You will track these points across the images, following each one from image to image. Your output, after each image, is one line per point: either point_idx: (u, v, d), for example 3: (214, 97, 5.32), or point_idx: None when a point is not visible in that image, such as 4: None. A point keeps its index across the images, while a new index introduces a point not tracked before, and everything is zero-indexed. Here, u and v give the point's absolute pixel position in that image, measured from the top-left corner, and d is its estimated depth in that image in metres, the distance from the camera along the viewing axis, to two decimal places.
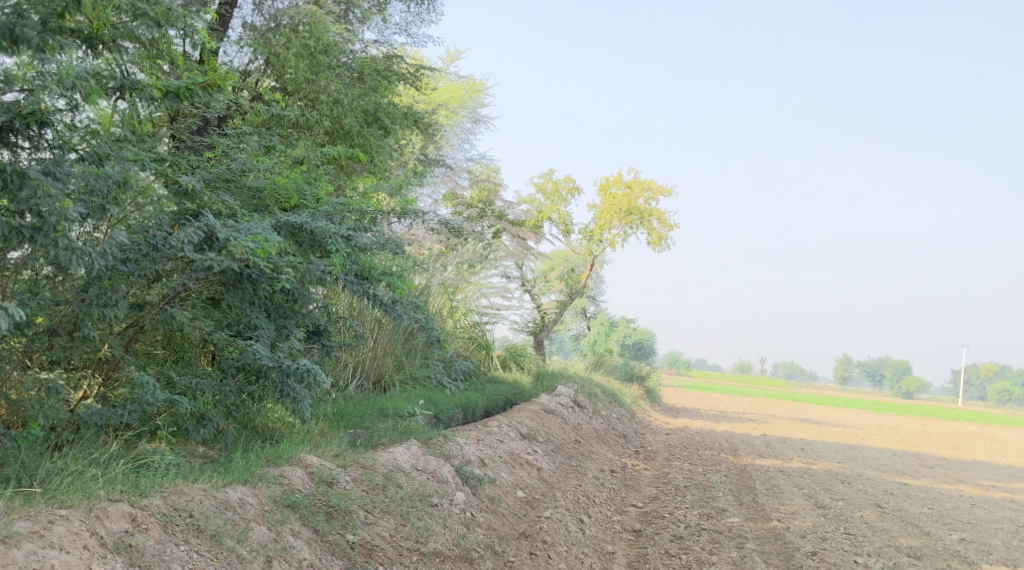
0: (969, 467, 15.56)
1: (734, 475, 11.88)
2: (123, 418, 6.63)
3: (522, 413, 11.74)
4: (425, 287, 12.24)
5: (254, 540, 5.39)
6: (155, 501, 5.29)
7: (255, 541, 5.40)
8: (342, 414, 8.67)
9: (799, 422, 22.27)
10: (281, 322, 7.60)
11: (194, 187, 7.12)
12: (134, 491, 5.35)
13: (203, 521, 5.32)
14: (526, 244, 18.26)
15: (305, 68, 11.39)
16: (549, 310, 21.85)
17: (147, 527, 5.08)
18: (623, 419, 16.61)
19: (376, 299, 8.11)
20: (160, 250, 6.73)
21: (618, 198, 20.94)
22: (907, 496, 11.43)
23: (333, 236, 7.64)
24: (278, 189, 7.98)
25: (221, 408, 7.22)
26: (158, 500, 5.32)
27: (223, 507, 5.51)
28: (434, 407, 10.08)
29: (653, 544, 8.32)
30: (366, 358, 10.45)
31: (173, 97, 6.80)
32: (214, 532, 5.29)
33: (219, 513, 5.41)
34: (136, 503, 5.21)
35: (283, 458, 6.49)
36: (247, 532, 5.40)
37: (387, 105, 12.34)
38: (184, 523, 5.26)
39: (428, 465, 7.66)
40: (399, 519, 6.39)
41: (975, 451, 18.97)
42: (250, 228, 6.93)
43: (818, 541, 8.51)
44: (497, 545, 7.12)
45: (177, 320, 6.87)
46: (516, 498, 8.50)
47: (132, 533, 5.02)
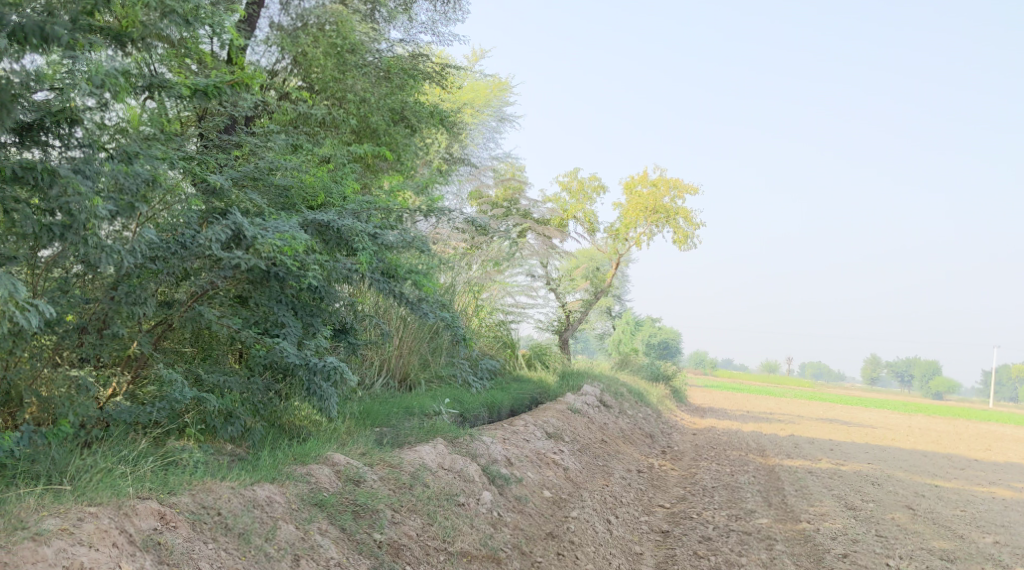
0: (1002, 469, 15.35)
1: (762, 476, 11.79)
2: (152, 416, 6.65)
3: (548, 412, 11.70)
4: (451, 286, 12.22)
5: (282, 539, 5.39)
6: (184, 499, 5.30)
7: (283, 540, 5.39)
8: (367, 412, 8.66)
9: (828, 422, 22.07)
10: (308, 320, 7.60)
11: (222, 186, 7.14)
12: (163, 489, 5.37)
13: (231, 519, 5.32)
14: (552, 243, 18.20)
15: (333, 67, 11.41)
16: (574, 308, 21.80)
17: (176, 525, 5.09)
18: (649, 419, 16.53)
19: (402, 297, 8.10)
20: (188, 249, 6.77)
21: (644, 198, 20.85)
22: (940, 498, 11.29)
23: (360, 234, 7.64)
24: (305, 187, 7.99)
25: (249, 406, 7.23)
26: (186, 498, 5.33)
27: (250, 505, 5.51)
28: (460, 406, 10.06)
29: (681, 545, 8.26)
30: (391, 356, 10.46)
31: (202, 95, 6.79)
32: (242, 531, 5.29)
33: (247, 512, 5.41)
34: (164, 501, 5.23)
35: (310, 456, 6.49)
36: (275, 531, 5.39)
37: (413, 104, 12.29)
38: (212, 521, 5.26)
39: (454, 464, 7.64)
40: (427, 518, 6.38)
41: (1009, 453, 18.71)
42: (278, 226, 6.94)
43: (849, 543, 8.42)
44: (524, 545, 7.08)
45: (206, 318, 6.89)
46: (543, 498, 8.47)
47: (160, 530, 5.02)
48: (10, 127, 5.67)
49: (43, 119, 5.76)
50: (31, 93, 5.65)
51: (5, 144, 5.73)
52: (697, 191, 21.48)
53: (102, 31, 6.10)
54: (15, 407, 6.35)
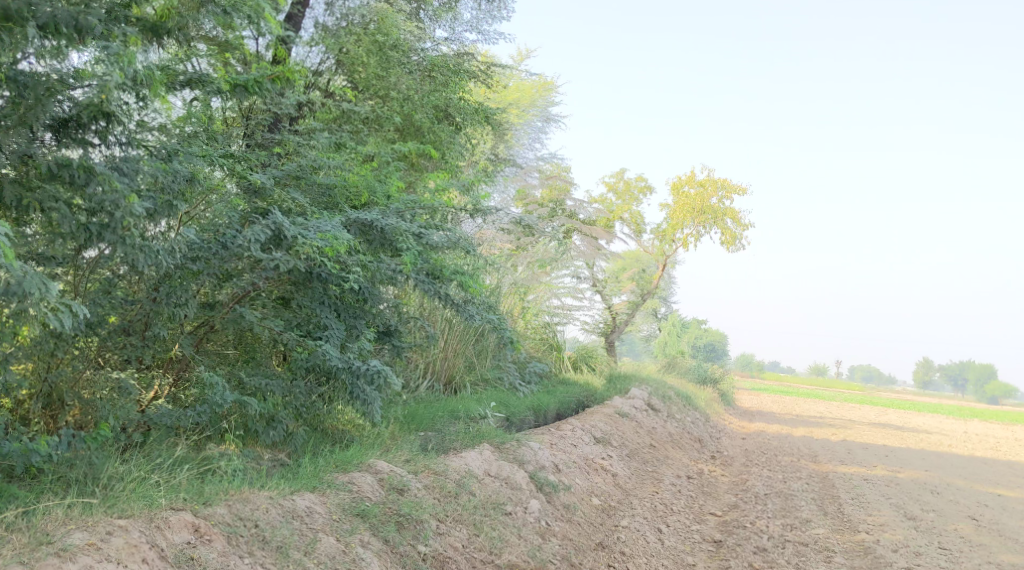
0: None
1: (816, 482, 11.41)
2: (192, 419, 6.49)
3: (594, 416, 11.44)
4: (496, 288, 12.00)
5: (322, 552, 5.18)
6: (219, 510, 5.13)
7: (323, 553, 5.19)
8: (412, 417, 8.48)
9: (883, 427, 21.53)
10: (351, 322, 7.43)
11: (263, 184, 6.99)
12: (198, 499, 5.20)
13: (269, 531, 5.14)
14: (598, 244, 17.92)
15: (376, 65, 11.25)
16: (620, 310, 21.50)
17: (210, 539, 4.91)
18: (697, 423, 16.20)
19: (447, 298, 7.89)
20: (228, 249, 6.58)
21: (691, 198, 20.49)
22: (1004, 508, 10.84)
23: (403, 233, 7.46)
24: (348, 186, 7.82)
25: (292, 410, 7.07)
26: (222, 509, 5.16)
27: (289, 517, 5.34)
28: (505, 410, 9.84)
29: (735, 556, 7.96)
30: (436, 359, 10.27)
31: (242, 90, 6.54)
32: (280, 544, 5.10)
33: (285, 524, 5.23)
34: (199, 513, 5.07)
35: (352, 463, 6.28)
36: (315, 544, 5.20)
37: (458, 100, 12.02)
38: (248, 534, 5.08)
39: (501, 471, 7.44)
40: (473, 529, 6.16)
41: None
42: (320, 225, 6.78)
43: (912, 557, 8.06)
44: (574, 557, 6.84)
45: (247, 320, 6.74)
46: (592, 506, 8.22)
47: (194, 544, 4.85)
48: (47, 122, 5.56)
49: (80, 114, 5.59)
50: (69, 90, 5.55)
51: (45, 142, 5.61)
52: (745, 191, 21.07)
53: (138, 21, 5.94)
54: (57, 409, 6.24)
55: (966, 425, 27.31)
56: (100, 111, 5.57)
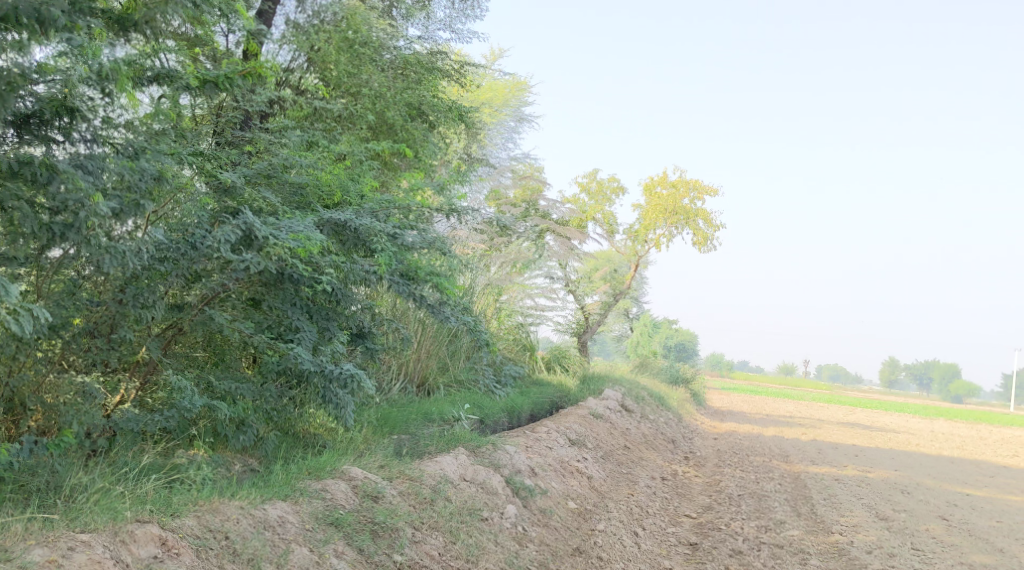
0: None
1: (789, 483, 11.36)
2: (160, 424, 6.33)
3: (569, 417, 11.34)
4: (471, 289, 11.86)
5: (295, 564, 5.05)
6: (188, 522, 4.97)
7: (297, 565, 5.05)
8: (386, 420, 8.34)
9: (853, 427, 21.57)
10: (324, 324, 7.29)
11: (234, 183, 6.85)
12: (166, 511, 5.03)
13: (239, 543, 4.99)
14: (571, 245, 17.83)
15: (346, 62, 11.06)
16: (593, 310, 21.43)
17: (178, 552, 4.76)
18: (671, 424, 16.15)
19: (422, 300, 7.76)
20: (198, 249, 6.43)
21: (663, 198, 20.45)
22: (974, 508, 10.84)
23: (378, 234, 7.34)
24: (321, 185, 7.66)
25: (262, 414, 6.92)
26: (191, 520, 5.00)
27: (261, 527, 5.18)
28: (480, 412, 9.72)
29: (712, 559, 7.89)
30: (410, 360, 10.11)
31: (212, 87, 6.39)
32: (251, 556, 4.95)
33: (257, 535, 5.08)
34: (167, 525, 4.91)
35: (325, 470, 6.11)
36: (287, 555, 5.05)
37: (431, 98, 11.87)
38: (218, 547, 4.92)
39: (477, 476, 7.31)
40: (449, 536, 6.02)
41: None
42: (292, 225, 6.63)
43: (886, 558, 8.02)
44: (551, 563, 6.75)
45: (217, 322, 6.59)
46: (568, 509, 8.11)
47: (161, 558, 4.70)
48: (9, 119, 5.38)
49: (43, 110, 5.46)
50: (31, 85, 5.39)
51: (7, 140, 5.45)
52: (717, 192, 21.06)
53: (104, 14, 5.84)
54: (19, 415, 6.04)
55: (932, 423, 27.45)
56: (63, 106, 5.48)
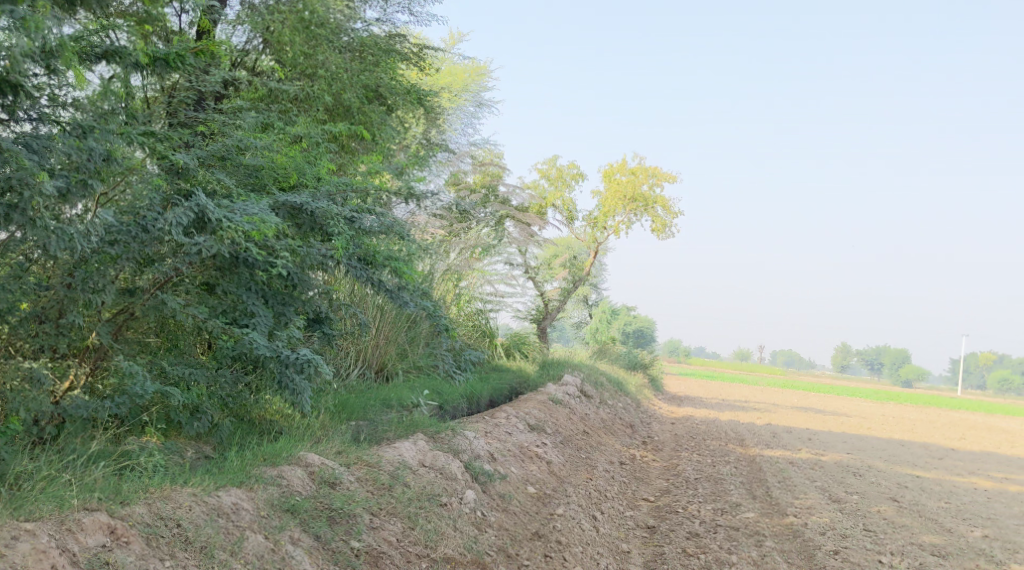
0: (978, 457, 15.12)
1: (745, 467, 11.43)
2: (111, 411, 6.20)
3: (529, 403, 11.31)
4: (429, 274, 11.79)
5: (250, 552, 4.97)
6: (139, 510, 4.86)
7: (251, 552, 4.97)
8: (343, 405, 8.25)
9: (807, 411, 21.82)
10: (280, 310, 7.18)
11: (187, 165, 6.71)
12: (115, 498, 4.92)
13: (192, 531, 4.89)
14: (530, 230, 17.77)
15: (302, 42, 10.85)
16: (552, 297, 21.43)
17: (128, 541, 4.67)
18: (629, 409, 16.20)
19: (380, 285, 7.67)
20: (149, 232, 6.29)
21: (623, 185, 20.46)
22: (924, 490, 10.98)
23: (335, 217, 7.24)
24: (276, 168, 7.57)
25: (217, 400, 6.82)
26: (141, 508, 4.89)
27: (214, 514, 5.08)
28: (439, 398, 9.65)
29: (669, 542, 7.92)
30: (368, 346, 9.99)
31: (162, 64, 6.24)
32: (204, 545, 4.86)
33: (210, 522, 4.98)
34: (116, 513, 4.80)
35: (281, 456, 6.00)
36: (242, 543, 4.97)
37: (389, 81, 11.76)
38: (169, 535, 4.83)
39: (436, 461, 7.26)
40: (407, 522, 5.95)
41: (981, 441, 18.38)
42: (246, 208, 6.51)
43: (839, 539, 8.09)
44: (510, 548, 6.75)
45: (169, 307, 6.45)
46: (527, 494, 8.09)
47: (110, 547, 4.60)
48: None
49: None
50: None
51: None
52: (676, 178, 21.12)
53: None
54: None
55: (884, 407, 27.86)
56: (7, 81, 5.40)
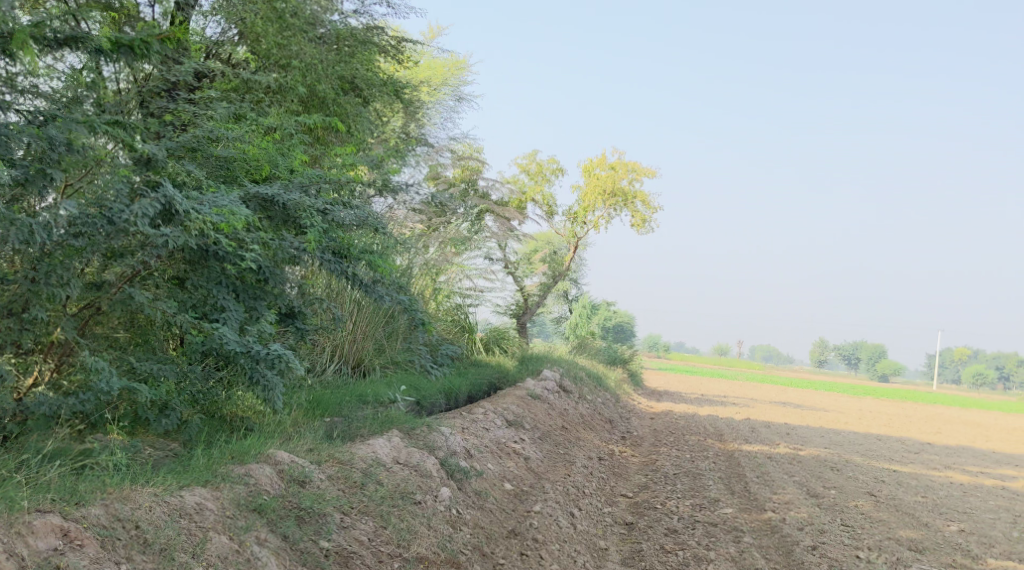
0: (954, 452, 15.14)
1: (723, 461, 11.37)
2: (76, 408, 6.05)
3: (507, 398, 11.19)
4: (406, 268, 11.66)
5: (212, 553, 4.86)
6: (95, 511, 4.73)
7: (214, 554, 4.87)
8: (318, 402, 8.13)
9: (784, 406, 21.83)
10: (251, 304, 7.04)
11: (156, 155, 6.55)
12: (70, 499, 4.79)
13: (151, 533, 4.77)
14: (509, 225, 17.64)
15: (275, 32, 10.69)
16: (532, 292, 21.33)
17: (81, 544, 4.55)
18: (609, 404, 16.13)
19: (355, 279, 7.56)
20: (115, 224, 6.05)
21: (603, 180, 20.36)
22: (901, 484, 10.95)
23: (307, 209, 7.14)
24: (248, 159, 7.48)
25: (187, 397, 6.68)
26: (98, 509, 4.76)
27: (176, 515, 4.95)
28: (416, 393, 9.53)
29: (647, 539, 7.84)
30: (344, 342, 9.85)
31: (127, 51, 6.00)
32: (163, 547, 4.75)
33: (171, 523, 4.85)
34: (70, 515, 4.67)
35: (250, 455, 5.84)
36: (204, 544, 4.86)
37: (364, 72, 11.61)
38: (126, 537, 4.71)
39: (411, 458, 7.15)
40: (379, 521, 5.83)
41: (957, 435, 18.42)
42: (216, 199, 6.36)
43: (817, 535, 8.02)
44: (485, 547, 6.65)
45: (136, 301, 6.32)
46: (504, 491, 7.98)
47: (62, 551, 4.49)
48: None
49: None
50: None
51: None
52: (655, 173, 21.06)
53: None
54: None
55: (861, 402, 27.92)
56: None
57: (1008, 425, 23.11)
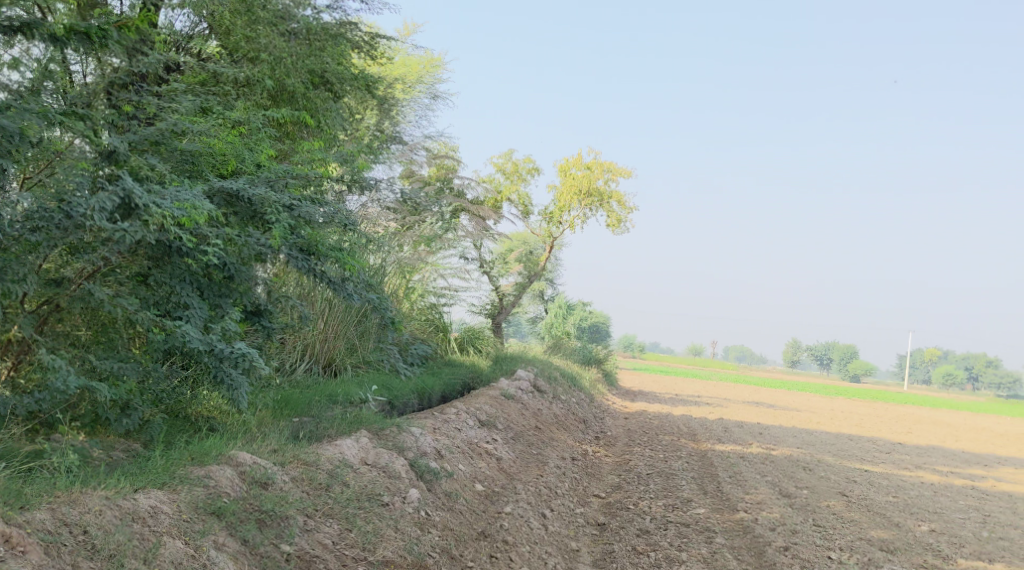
0: (924, 451, 15.16)
1: (696, 461, 11.32)
2: (31, 407, 5.90)
3: (479, 398, 11.07)
4: (379, 267, 11.52)
5: (166, 559, 4.78)
6: (40, 516, 4.66)
7: (167, 559, 4.79)
8: (286, 401, 8.00)
9: (757, 406, 21.84)
10: (215, 302, 6.92)
11: (117, 148, 6.40)
12: (14, 504, 4.70)
13: (99, 538, 4.70)
14: (484, 225, 17.53)
15: (243, 25, 10.54)
16: (507, 292, 21.23)
17: (24, 551, 4.48)
18: (583, 404, 16.05)
19: (323, 276, 7.42)
20: (72, 218, 5.93)
21: (578, 180, 20.28)
22: (872, 484, 10.95)
23: (273, 205, 7.00)
24: (214, 154, 7.34)
25: (149, 396, 6.53)
26: (44, 514, 4.69)
27: (128, 519, 4.87)
28: (387, 393, 9.41)
29: (619, 539, 7.76)
30: (315, 341, 9.70)
31: (84, 40, 5.86)
32: (113, 553, 4.68)
33: (121, 528, 4.78)
34: (13, 520, 4.58)
35: (210, 456, 5.70)
36: (157, 550, 4.78)
37: (335, 66, 11.47)
38: (72, 543, 4.63)
39: (379, 459, 7.05)
40: (345, 524, 5.72)
41: (928, 435, 18.47)
42: (178, 194, 6.21)
43: (789, 535, 7.97)
44: (453, 549, 6.55)
45: (96, 298, 6.16)
46: (474, 492, 7.87)
47: (4, 558, 4.41)
48: None
49: None
50: None
51: None
52: (631, 173, 21.00)
53: None
54: None
55: (834, 402, 27.97)
56: None
57: (979, 426, 23.21)
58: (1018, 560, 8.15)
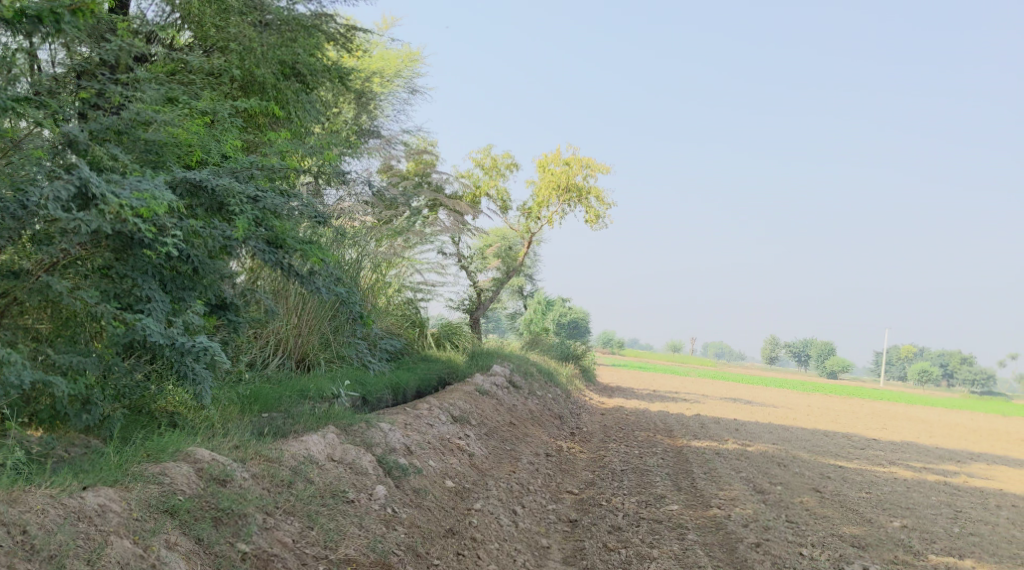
0: (900, 448, 15.14)
1: (671, 458, 11.26)
2: None
3: (454, 394, 10.96)
4: (354, 261, 11.37)
5: (111, 559, 4.70)
6: None
7: (113, 560, 4.71)
8: (256, 395, 7.88)
9: (734, 402, 21.77)
10: (179, 295, 6.78)
11: (76, 136, 6.29)
12: None
13: (40, 538, 4.61)
14: (462, 219, 17.40)
15: (212, 14, 10.37)
16: (485, 287, 21.09)
17: None
18: (559, 400, 15.96)
19: (291, 269, 7.28)
20: (27, 207, 5.84)
21: (557, 175, 20.17)
22: (845, 480, 10.94)
23: (237, 196, 6.89)
24: (179, 144, 7.20)
25: (110, 391, 6.41)
26: None
27: (73, 518, 4.78)
28: (360, 388, 9.30)
29: (590, 536, 7.68)
30: (289, 335, 9.55)
31: (36, 23, 5.73)
32: (53, 554, 4.60)
33: (64, 528, 4.69)
34: None
35: (167, 452, 5.58)
36: (102, 550, 4.71)
37: (307, 57, 11.33)
38: (11, 544, 4.55)
39: (346, 455, 6.95)
40: (306, 522, 5.62)
41: (905, 432, 18.44)
42: (137, 183, 6.09)
43: (762, 531, 7.92)
44: (420, 546, 6.46)
45: (55, 290, 6.04)
46: (444, 488, 7.77)
47: None
48: None
49: None
50: None
51: None
52: (610, 169, 20.92)
53: None
54: None
55: (812, 399, 27.95)
56: None
57: (956, 423, 23.22)
58: (989, 556, 8.14)
